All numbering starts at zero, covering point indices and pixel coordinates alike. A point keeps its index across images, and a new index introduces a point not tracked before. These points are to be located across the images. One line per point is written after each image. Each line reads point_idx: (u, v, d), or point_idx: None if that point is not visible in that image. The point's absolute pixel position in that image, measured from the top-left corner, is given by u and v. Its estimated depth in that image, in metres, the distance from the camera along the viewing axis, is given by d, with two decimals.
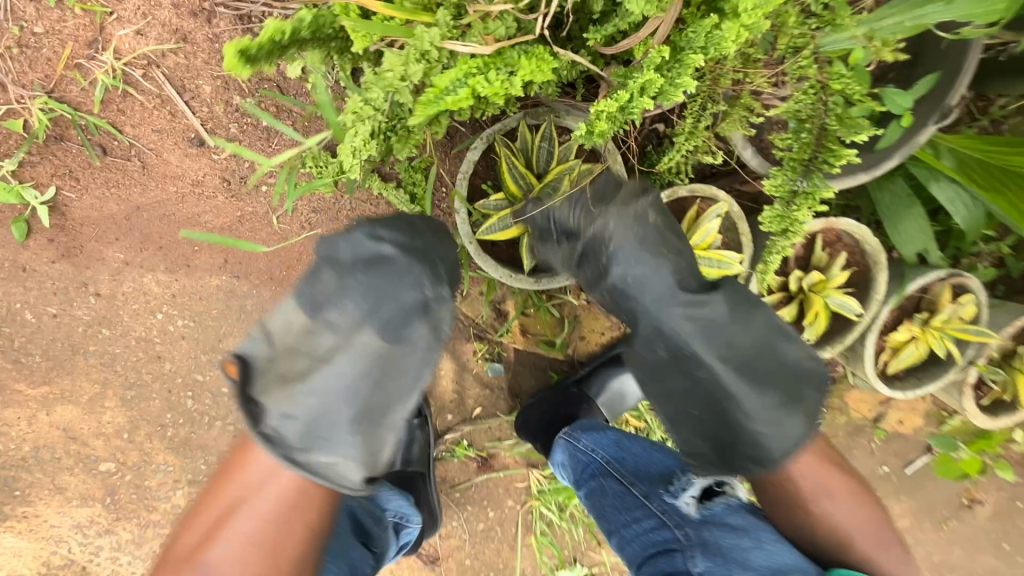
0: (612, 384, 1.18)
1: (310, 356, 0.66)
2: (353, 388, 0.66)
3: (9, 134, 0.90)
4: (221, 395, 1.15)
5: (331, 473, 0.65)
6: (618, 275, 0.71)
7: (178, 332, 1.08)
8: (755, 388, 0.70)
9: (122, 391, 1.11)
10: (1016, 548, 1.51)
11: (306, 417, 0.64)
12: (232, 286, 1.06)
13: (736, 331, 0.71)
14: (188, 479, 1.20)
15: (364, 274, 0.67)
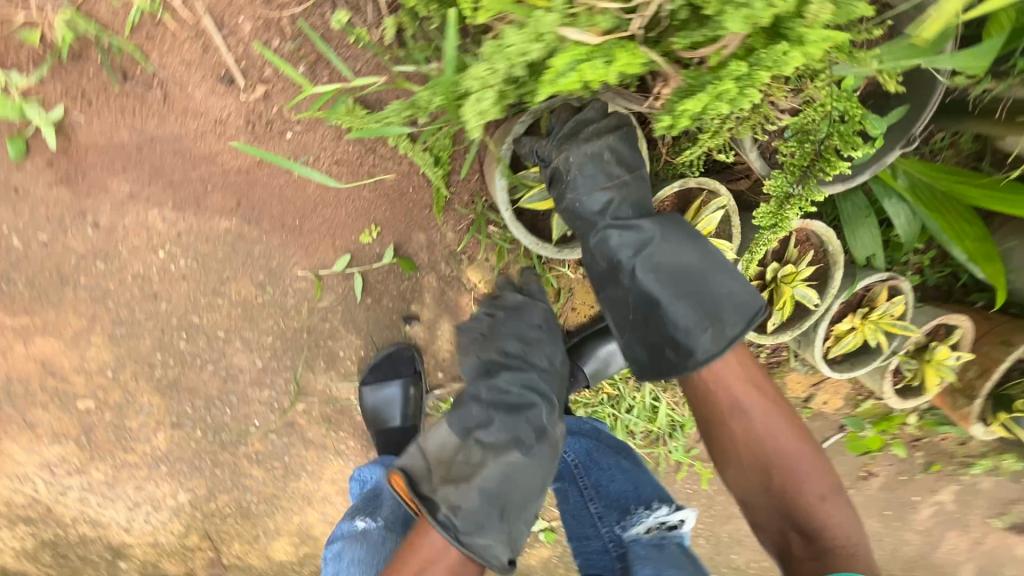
0: (599, 352, 1.27)
1: (466, 464, 0.91)
2: (500, 486, 0.90)
3: (21, 46, 0.85)
4: (217, 339, 1.15)
5: (483, 552, 0.86)
6: (569, 202, 0.82)
7: (179, 273, 1.07)
8: (676, 297, 0.81)
9: (111, 328, 1.08)
10: (893, 513, 1.82)
11: (469, 509, 0.86)
12: (242, 230, 1.06)
13: (664, 249, 0.81)
14: (172, 421, 1.20)
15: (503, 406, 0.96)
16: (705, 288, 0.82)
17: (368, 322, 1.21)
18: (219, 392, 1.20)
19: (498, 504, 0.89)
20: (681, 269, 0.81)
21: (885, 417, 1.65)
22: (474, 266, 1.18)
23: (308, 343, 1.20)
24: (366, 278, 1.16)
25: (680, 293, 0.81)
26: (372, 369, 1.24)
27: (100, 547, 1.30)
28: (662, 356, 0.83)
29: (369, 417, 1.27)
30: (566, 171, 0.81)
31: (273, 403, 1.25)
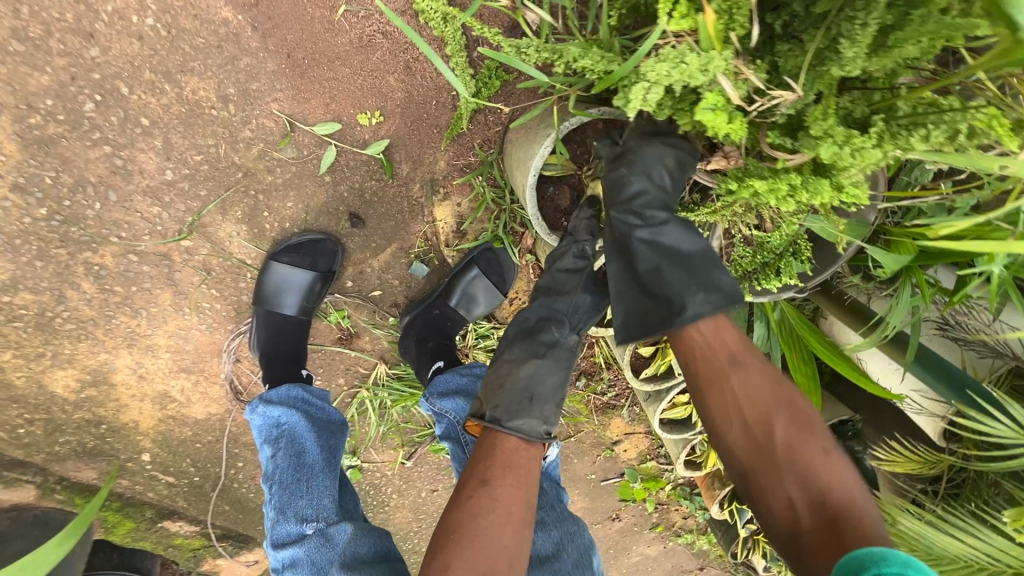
0: (465, 287, 1.25)
1: (501, 377, 0.92)
2: (532, 384, 0.91)
3: None
4: (135, 122, 0.98)
5: (523, 431, 0.87)
6: (617, 175, 0.82)
7: (137, 29, 0.92)
8: (668, 273, 0.79)
9: (9, 38, 0.89)
10: (623, 559, 2.19)
11: (504, 402, 0.89)
12: (242, 31, 0.95)
13: (670, 230, 0.79)
14: (13, 181, 0.98)
15: (534, 337, 0.95)
16: (701, 269, 0.78)
17: (312, 199, 1.12)
18: (98, 177, 1.00)
19: (527, 394, 0.90)
20: (681, 251, 0.79)
21: (653, 477, 2.00)
22: (445, 203, 1.17)
23: (235, 184, 1.06)
24: (338, 156, 1.08)
25: (675, 267, 0.79)
26: (294, 247, 1.14)
27: None
28: (643, 327, 0.80)
29: (260, 296, 1.17)
30: (629, 156, 0.80)
31: (156, 223, 1.06)
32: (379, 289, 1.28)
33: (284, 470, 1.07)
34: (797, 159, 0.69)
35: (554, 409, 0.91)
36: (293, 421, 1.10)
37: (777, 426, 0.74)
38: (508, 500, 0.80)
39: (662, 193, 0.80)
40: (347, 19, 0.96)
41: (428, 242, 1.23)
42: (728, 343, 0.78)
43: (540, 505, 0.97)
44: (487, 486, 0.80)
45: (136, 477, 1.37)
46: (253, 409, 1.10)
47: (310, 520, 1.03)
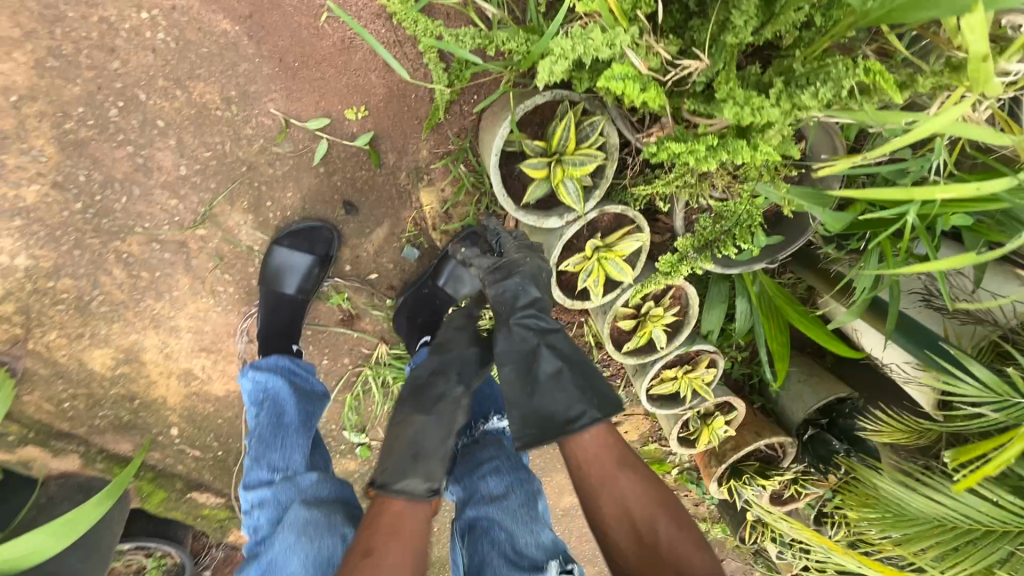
0: (450, 268, 1.33)
1: (393, 440, 1.05)
2: (418, 442, 1.04)
3: None
4: (152, 124, 1.11)
5: (407, 491, 0.98)
6: (514, 287, 1.08)
7: (151, 43, 1.06)
8: (563, 378, 1.05)
9: (46, 56, 1.03)
10: None
11: (391, 466, 1.01)
12: (239, 40, 1.07)
13: (557, 340, 1.09)
14: (52, 180, 1.12)
15: (422, 401, 1.09)
16: (583, 375, 1.07)
17: (309, 189, 1.24)
18: (122, 175, 1.14)
19: (412, 453, 1.03)
20: (567, 361, 1.08)
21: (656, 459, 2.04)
22: (429, 189, 1.28)
23: (240, 176, 1.19)
24: (330, 149, 1.20)
25: (570, 374, 1.06)
26: (294, 232, 1.26)
27: None
28: (544, 426, 1.03)
29: (265, 275, 1.29)
30: (518, 267, 1.10)
31: (175, 215, 1.20)
32: (375, 272, 1.39)
33: (264, 427, 1.18)
34: (716, 124, 0.76)
35: (439, 467, 1.03)
36: (277, 386, 1.24)
37: (659, 525, 0.99)
38: (395, 560, 0.91)
39: (542, 312, 1.10)
40: (331, 26, 1.08)
41: (418, 227, 1.33)
42: (620, 452, 1.05)
43: (497, 457, 1.17)
44: (372, 554, 0.90)
45: (166, 450, 1.52)
46: (244, 374, 1.24)
47: (280, 469, 1.14)
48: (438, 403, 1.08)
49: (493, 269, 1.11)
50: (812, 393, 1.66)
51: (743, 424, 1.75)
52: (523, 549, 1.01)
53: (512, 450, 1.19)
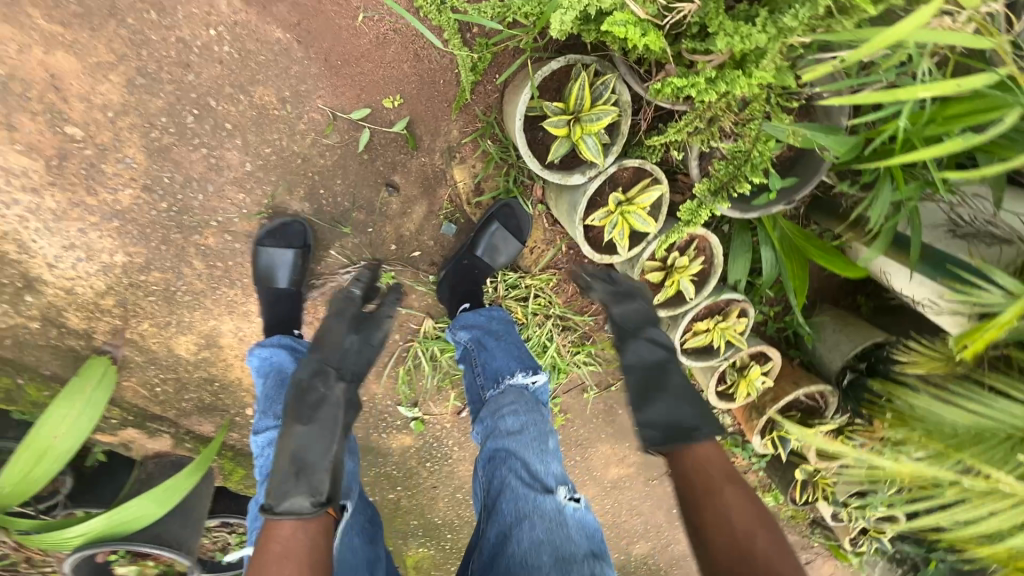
0: (485, 240, 1.46)
1: (278, 458, 1.15)
2: (300, 453, 1.14)
3: None
4: (222, 127, 1.27)
5: (294, 510, 1.08)
6: (640, 309, 1.35)
7: (218, 56, 1.21)
8: (681, 394, 1.26)
9: (134, 75, 1.19)
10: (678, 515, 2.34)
11: (275, 489, 1.11)
12: (290, 46, 1.23)
13: (673, 366, 1.32)
14: (143, 184, 1.29)
15: (300, 416, 1.18)
16: (694, 396, 1.27)
17: (357, 176, 1.39)
18: (198, 176, 1.31)
19: (296, 468, 1.13)
20: (684, 382, 1.29)
21: None
22: (462, 166, 1.41)
23: (296, 168, 1.35)
24: (372, 136, 1.34)
25: (686, 391, 1.27)
26: (274, 224, 1.39)
27: (15, 271, 1.34)
28: (665, 428, 1.21)
29: (257, 275, 1.41)
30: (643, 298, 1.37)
31: (243, 208, 1.37)
32: (418, 250, 1.52)
33: (268, 387, 1.32)
34: (715, 60, 0.86)
35: (322, 476, 1.13)
36: (281, 358, 1.35)
37: (759, 539, 1.00)
38: None
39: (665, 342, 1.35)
40: (367, 25, 1.22)
41: (453, 205, 1.47)
42: (719, 466, 1.13)
43: (516, 407, 1.32)
44: None
45: (243, 430, 1.69)
46: (252, 352, 1.36)
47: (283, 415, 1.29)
48: (319, 410, 1.19)
49: (618, 293, 1.37)
50: (848, 341, 1.68)
51: (779, 377, 1.79)
52: (537, 474, 1.20)
53: (530, 399, 1.35)
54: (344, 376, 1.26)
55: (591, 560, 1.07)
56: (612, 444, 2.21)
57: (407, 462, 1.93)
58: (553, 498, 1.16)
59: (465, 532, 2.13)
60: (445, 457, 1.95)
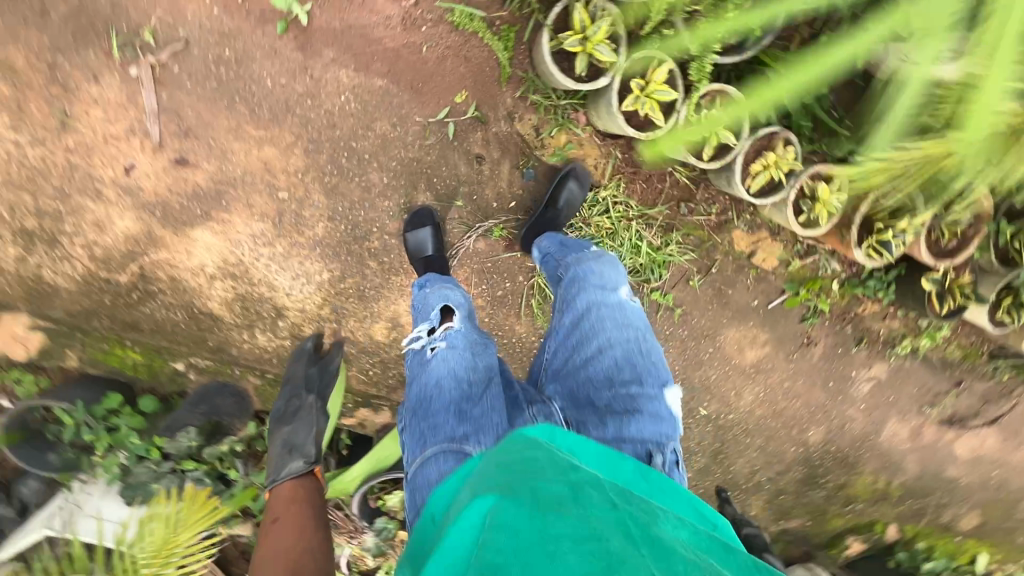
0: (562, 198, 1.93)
1: (273, 448, 1.70)
2: (287, 439, 1.70)
3: None
4: (363, 158, 1.85)
5: (290, 472, 1.62)
6: None
7: (350, 111, 1.79)
8: None
9: (307, 144, 1.80)
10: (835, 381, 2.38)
11: (274, 468, 1.65)
12: (390, 87, 1.79)
13: None
14: (328, 216, 1.89)
15: (281, 421, 1.75)
16: None
17: (455, 159, 1.91)
18: (359, 198, 1.90)
19: (289, 450, 1.67)
20: None
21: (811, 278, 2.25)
22: (522, 123, 1.91)
23: (415, 169, 1.90)
24: (456, 126, 1.88)
25: None
26: (414, 215, 1.92)
27: (269, 307, 1.94)
28: None
29: (410, 253, 1.90)
30: None
31: (390, 211, 1.93)
32: (513, 200, 1.99)
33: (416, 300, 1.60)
34: None
35: (308, 450, 1.66)
36: (427, 279, 1.63)
37: None
38: (289, 517, 1.48)
39: None
40: (430, 52, 1.78)
41: (527, 155, 1.95)
42: None
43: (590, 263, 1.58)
44: (274, 518, 1.49)
45: None
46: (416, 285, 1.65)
47: (427, 288, 1.61)
48: (297, 412, 1.76)
49: None
50: None
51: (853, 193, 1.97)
52: (607, 280, 1.52)
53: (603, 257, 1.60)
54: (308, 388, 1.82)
55: (647, 331, 1.42)
56: (738, 328, 2.29)
57: None
58: (618, 294, 1.49)
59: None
60: None
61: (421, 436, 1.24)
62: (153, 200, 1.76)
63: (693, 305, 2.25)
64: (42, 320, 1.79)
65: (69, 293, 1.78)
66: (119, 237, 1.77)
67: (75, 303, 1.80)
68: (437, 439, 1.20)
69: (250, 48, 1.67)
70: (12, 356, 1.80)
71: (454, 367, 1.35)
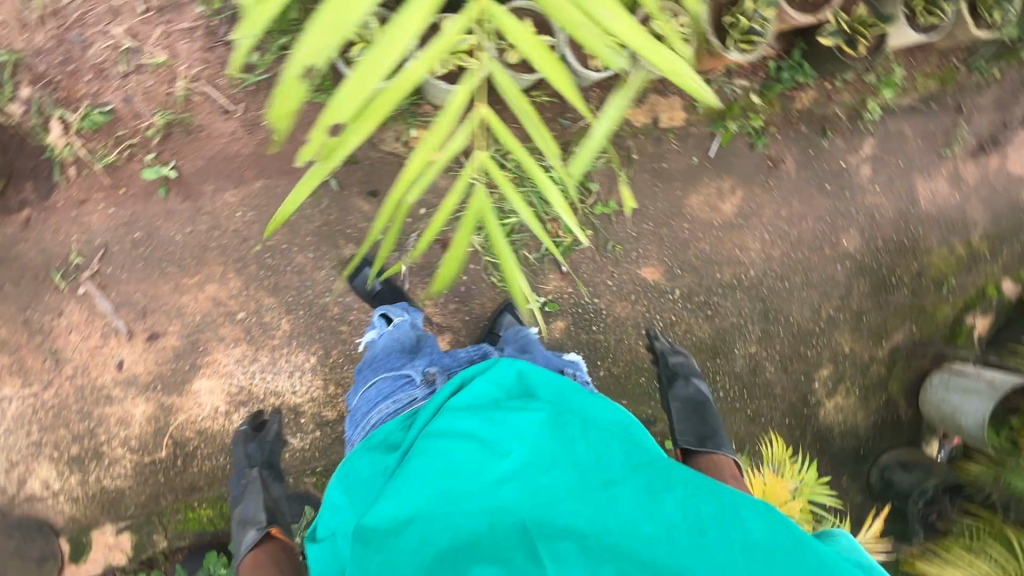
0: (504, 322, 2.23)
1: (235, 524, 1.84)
2: (241, 513, 1.82)
3: (155, 143, 1.91)
4: (283, 249, 2.07)
5: (247, 543, 1.73)
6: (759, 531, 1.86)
7: (251, 220, 2.02)
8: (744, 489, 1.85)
9: (235, 265, 2.04)
10: (831, 183, 2.61)
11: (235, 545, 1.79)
12: (269, 181, 2.02)
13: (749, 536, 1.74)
14: (285, 310, 2.09)
15: (235, 502, 1.88)
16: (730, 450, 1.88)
17: (356, 204, 2.11)
18: (300, 282, 2.09)
19: (243, 522, 1.80)
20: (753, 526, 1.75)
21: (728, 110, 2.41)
22: (387, 143, 2.09)
23: (328, 231, 2.09)
24: (337, 179, 2.08)
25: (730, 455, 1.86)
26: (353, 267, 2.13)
27: (284, 411, 2.12)
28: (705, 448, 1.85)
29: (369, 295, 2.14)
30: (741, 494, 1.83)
31: (331, 276, 2.11)
32: (422, 206, 2.16)
33: None
34: None
35: (259, 515, 1.79)
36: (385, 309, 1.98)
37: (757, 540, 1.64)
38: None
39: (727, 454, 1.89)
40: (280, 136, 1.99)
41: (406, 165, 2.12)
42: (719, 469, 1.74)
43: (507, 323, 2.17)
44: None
45: None
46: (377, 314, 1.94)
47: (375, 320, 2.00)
48: (244, 488, 1.88)
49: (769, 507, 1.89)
50: None
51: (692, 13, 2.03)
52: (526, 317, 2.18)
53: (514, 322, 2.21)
54: (252, 463, 1.93)
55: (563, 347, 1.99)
56: (698, 191, 2.45)
57: (571, 332, 2.38)
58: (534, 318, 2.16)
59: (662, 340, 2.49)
60: (596, 307, 2.40)
61: (366, 375, 1.68)
62: (151, 378, 2.02)
63: (641, 197, 2.40)
64: (122, 521, 2.03)
65: (131, 488, 2.03)
66: (142, 422, 2.02)
67: (139, 494, 2.04)
68: (378, 371, 1.66)
69: (150, 221, 1.95)
70: (117, 563, 2.05)
71: (394, 336, 1.79)
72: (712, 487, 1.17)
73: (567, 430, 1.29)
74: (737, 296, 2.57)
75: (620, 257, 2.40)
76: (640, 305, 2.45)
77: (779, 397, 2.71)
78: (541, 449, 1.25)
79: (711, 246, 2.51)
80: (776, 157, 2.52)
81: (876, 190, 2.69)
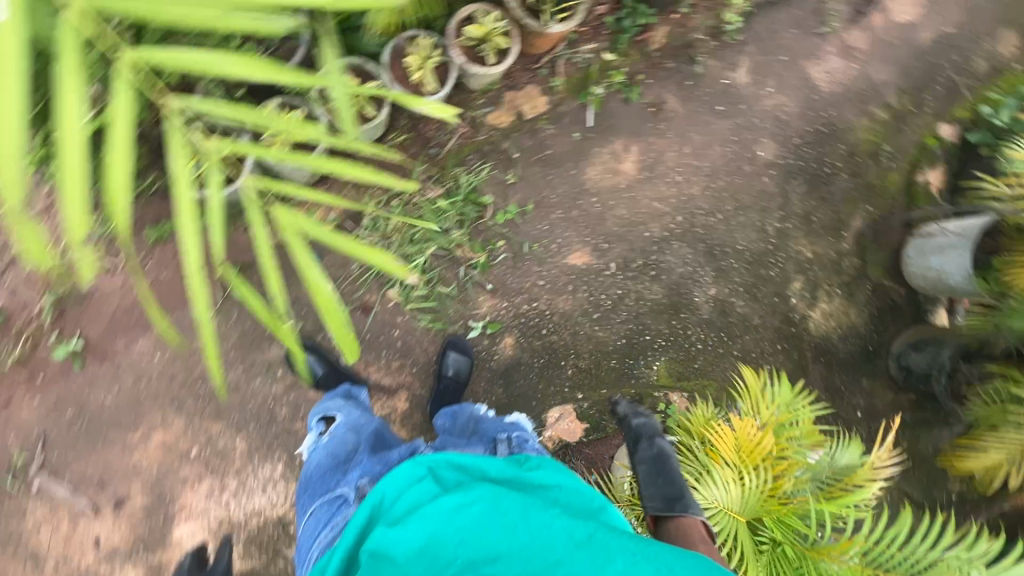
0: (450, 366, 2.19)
1: None
2: None
3: (55, 324, 1.96)
4: (212, 373, 2.07)
5: None
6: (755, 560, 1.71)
7: (172, 358, 2.04)
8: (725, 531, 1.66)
9: (172, 406, 2.04)
10: (720, 104, 2.55)
11: None
12: (174, 316, 2.04)
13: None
14: (236, 429, 2.08)
15: None
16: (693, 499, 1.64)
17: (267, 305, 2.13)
18: (241, 397, 2.08)
19: None
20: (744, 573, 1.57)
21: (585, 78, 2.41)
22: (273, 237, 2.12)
23: (249, 340, 2.10)
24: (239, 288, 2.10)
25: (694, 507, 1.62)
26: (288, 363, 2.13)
27: (271, 527, 2.08)
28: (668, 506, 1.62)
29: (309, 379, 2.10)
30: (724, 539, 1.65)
31: (268, 381, 2.10)
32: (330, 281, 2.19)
33: None
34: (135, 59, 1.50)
35: None
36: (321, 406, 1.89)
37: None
38: None
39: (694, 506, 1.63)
40: (169, 271, 2.03)
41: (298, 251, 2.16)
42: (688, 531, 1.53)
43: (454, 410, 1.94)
44: None
45: None
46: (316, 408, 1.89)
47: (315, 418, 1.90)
48: None
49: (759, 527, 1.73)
50: None
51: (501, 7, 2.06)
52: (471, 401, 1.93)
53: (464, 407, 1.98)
54: None
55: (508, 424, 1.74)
56: (592, 163, 2.41)
57: (523, 344, 2.32)
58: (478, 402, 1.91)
59: (617, 317, 2.42)
60: (538, 309, 2.35)
61: (304, 504, 1.55)
62: (131, 544, 2.01)
63: (537, 189, 2.37)
64: None
65: None
66: None
67: None
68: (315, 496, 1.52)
69: (77, 395, 1.98)
70: None
71: (329, 447, 1.66)
72: (650, 550, 1.00)
73: (507, 514, 1.10)
74: (676, 247, 2.50)
75: (541, 253, 2.36)
76: (580, 292, 2.39)
77: (761, 327, 2.57)
78: (482, 541, 1.06)
79: (628, 209, 2.46)
80: (655, 101, 2.48)
81: (769, 93, 2.62)
